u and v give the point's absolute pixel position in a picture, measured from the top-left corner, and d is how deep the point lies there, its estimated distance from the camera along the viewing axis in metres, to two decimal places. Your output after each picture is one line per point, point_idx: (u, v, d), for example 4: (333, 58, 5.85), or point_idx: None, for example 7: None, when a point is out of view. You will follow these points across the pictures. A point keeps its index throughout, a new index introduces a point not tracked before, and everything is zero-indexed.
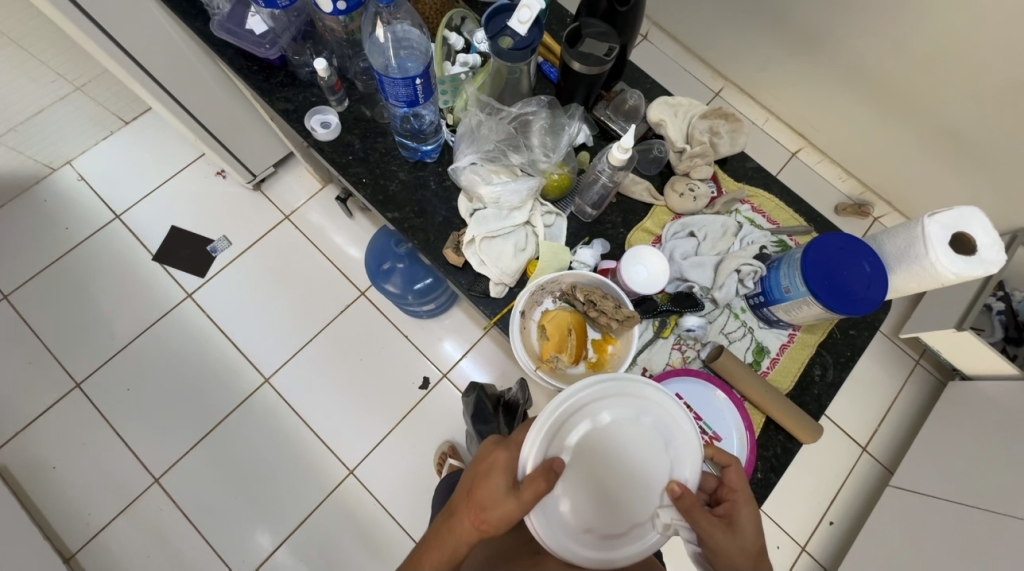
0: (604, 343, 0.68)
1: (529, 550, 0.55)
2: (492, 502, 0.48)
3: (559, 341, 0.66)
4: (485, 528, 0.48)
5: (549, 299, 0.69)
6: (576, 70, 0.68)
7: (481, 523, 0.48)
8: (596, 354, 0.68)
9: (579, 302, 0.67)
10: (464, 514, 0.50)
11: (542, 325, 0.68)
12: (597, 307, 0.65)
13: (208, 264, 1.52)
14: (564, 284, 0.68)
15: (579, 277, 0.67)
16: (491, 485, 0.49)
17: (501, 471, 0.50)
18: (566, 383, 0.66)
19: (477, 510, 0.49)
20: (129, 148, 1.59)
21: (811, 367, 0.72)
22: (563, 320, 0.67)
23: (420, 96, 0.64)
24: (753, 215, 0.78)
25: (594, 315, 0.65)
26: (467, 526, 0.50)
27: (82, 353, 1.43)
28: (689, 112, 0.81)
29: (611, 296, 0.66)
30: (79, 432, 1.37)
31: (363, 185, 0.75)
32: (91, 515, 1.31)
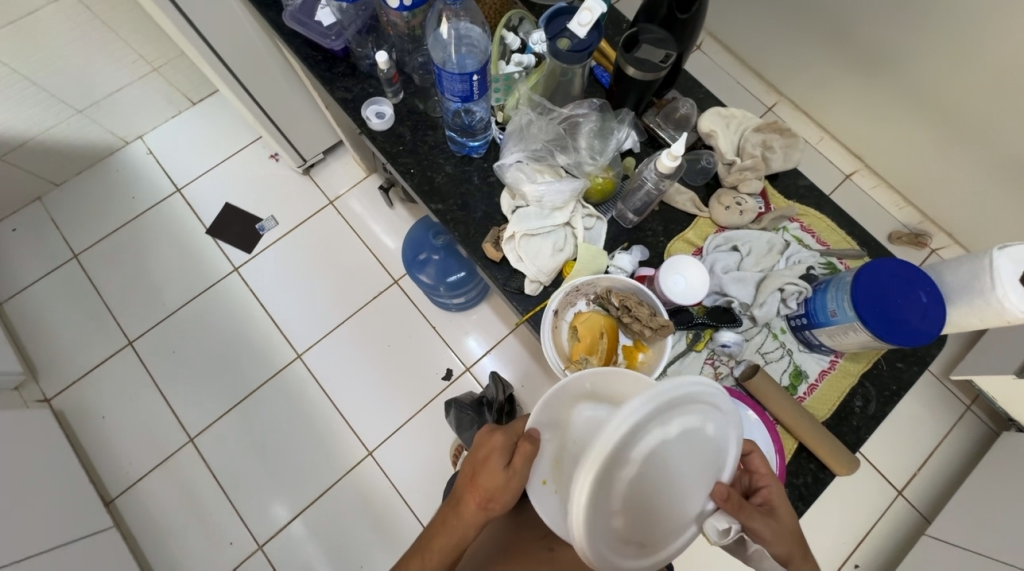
0: (635, 351, 0.68)
1: (545, 544, 0.61)
2: (496, 483, 0.54)
3: (590, 343, 0.67)
4: (488, 502, 0.54)
5: (583, 301, 0.70)
6: (630, 75, 0.68)
7: (487, 503, 0.54)
8: (626, 361, 0.68)
9: (613, 306, 0.67)
10: (469, 497, 0.55)
11: (575, 327, 0.68)
12: (631, 313, 0.65)
13: (255, 241, 1.60)
14: (600, 287, 0.68)
15: (616, 281, 0.67)
16: (495, 468, 0.54)
17: (500, 452, 0.55)
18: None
19: (482, 493, 0.54)
20: (194, 127, 1.70)
21: (851, 397, 0.69)
22: (596, 323, 0.68)
23: (475, 92, 0.65)
24: (802, 235, 0.75)
25: (627, 321, 0.65)
26: (472, 510, 0.55)
27: (137, 314, 1.53)
28: (743, 124, 0.79)
29: (646, 303, 0.65)
30: (127, 387, 1.47)
31: (411, 176, 0.78)
32: (131, 465, 1.40)
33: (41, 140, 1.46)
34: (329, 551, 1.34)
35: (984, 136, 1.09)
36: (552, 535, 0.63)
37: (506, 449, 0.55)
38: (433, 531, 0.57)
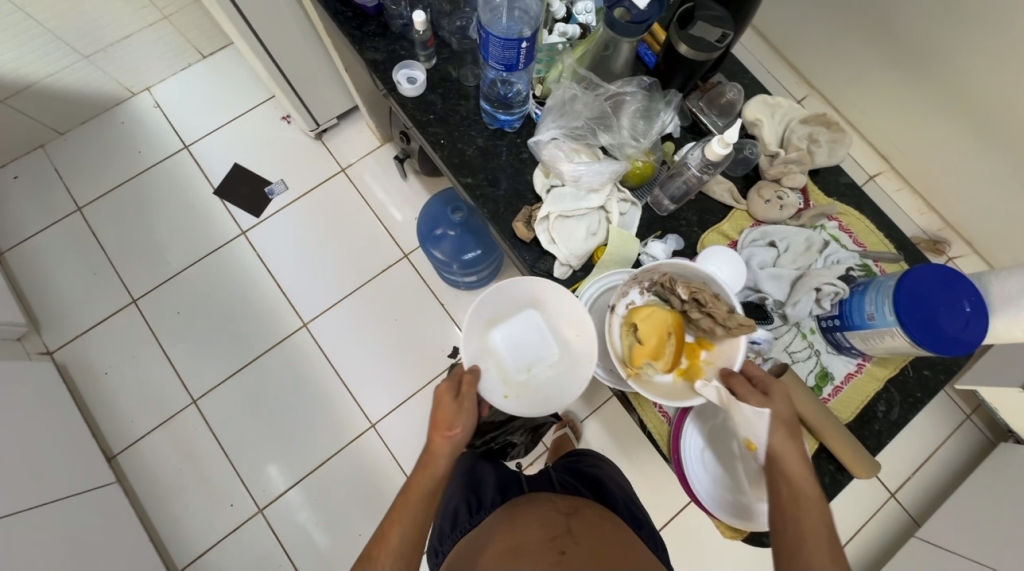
0: (697, 349, 0.63)
1: (555, 548, 0.63)
2: (451, 417, 0.61)
3: (658, 343, 0.61)
4: (448, 433, 0.60)
5: (638, 291, 0.64)
6: (681, 53, 0.65)
7: (447, 434, 0.60)
8: (689, 361, 0.63)
9: (679, 299, 0.62)
10: (434, 437, 0.61)
11: (632, 323, 0.62)
12: (703, 308, 0.60)
13: (264, 205, 1.57)
14: (660, 274, 0.63)
15: (679, 270, 0.62)
16: (447, 402, 0.61)
17: (451, 389, 0.63)
18: (656, 393, 0.60)
19: (442, 429, 0.60)
20: (204, 82, 1.64)
21: (875, 402, 0.68)
22: (662, 321, 0.61)
23: (519, 61, 0.61)
24: (839, 234, 0.73)
25: (698, 316, 0.60)
26: (437, 447, 0.61)
27: (142, 272, 1.51)
28: (788, 115, 0.76)
29: (723, 298, 0.60)
30: (131, 345, 1.46)
31: (440, 146, 0.75)
32: (133, 422, 1.40)
33: (45, 86, 1.41)
34: (327, 519, 1.36)
35: (1023, 146, 1.06)
36: (563, 539, 0.65)
37: (452, 386, 0.63)
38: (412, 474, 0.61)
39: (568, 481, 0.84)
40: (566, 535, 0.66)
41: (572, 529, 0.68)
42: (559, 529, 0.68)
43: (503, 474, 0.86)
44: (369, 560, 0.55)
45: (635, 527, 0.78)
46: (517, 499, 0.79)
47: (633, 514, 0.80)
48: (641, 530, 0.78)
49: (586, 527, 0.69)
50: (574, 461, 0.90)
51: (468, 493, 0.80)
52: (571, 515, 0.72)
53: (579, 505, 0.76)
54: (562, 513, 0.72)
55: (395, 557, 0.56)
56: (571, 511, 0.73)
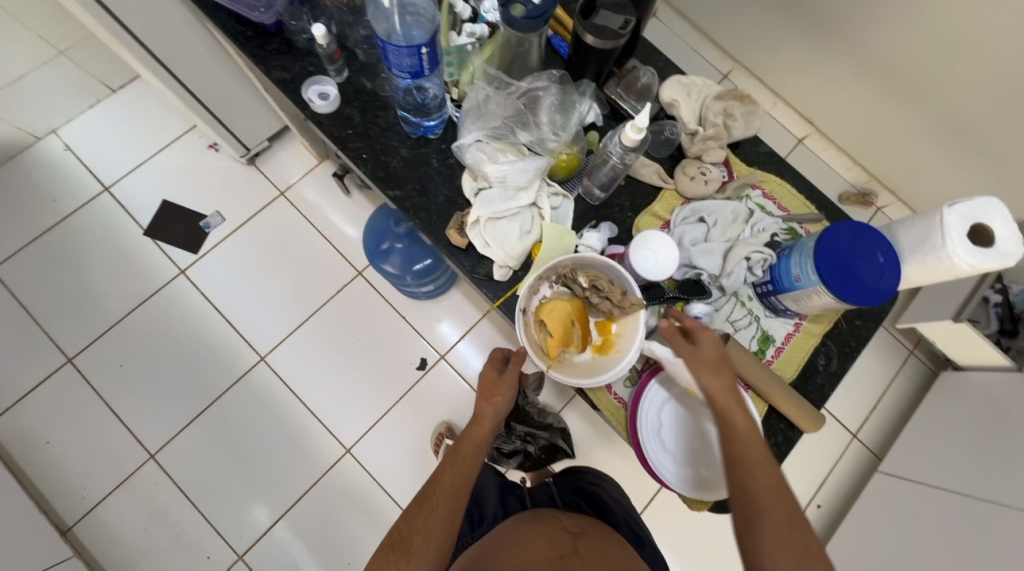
0: (607, 324, 0.67)
1: (561, 567, 0.62)
2: (495, 384, 0.73)
3: (564, 334, 0.65)
4: (495, 399, 0.71)
5: (546, 286, 0.67)
6: (589, 43, 0.65)
7: (490, 396, 0.71)
8: (601, 336, 0.67)
9: (580, 286, 0.65)
10: (482, 405, 0.71)
11: (541, 320, 0.65)
12: (602, 292, 0.64)
13: (202, 240, 1.49)
14: (563, 267, 0.66)
15: (580, 260, 0.65)
16: (496, 372, 0.73)
17: (495, 364, 0.75)
18: (576, 376, 0.65)
19: (487, 393, 0.72)
20: (117, 117, 1.53)
21: (814, 357, 0.71)
22: (563, 312, 0.65)
23: (425, 68, 0.60)
24: (764, 202, 0.76)
25: (598, 300, 0.64)
26: (483, 411, 0.71)
27: (75, 328, 1.40)
28: (703, 92, 0.78)
29: (618, 282, 0.64)
30: (73, 407, 1.35)
31: (364, 161, 0.72)
32: (87, 489, 1.31)
33: None
34: (312, 554, 1.31)
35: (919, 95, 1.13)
36: (571, 557, 0.64)
37: (498, 362, 0.75)
38: (465, 430, 0.70)
39: (570, 498, 0.83)
40: (573, 555, 0.65)
41: (580, 548, 0.67)
42: (565, 549, 0.67)
43: (503, 485, 0.85)
44: (428, 496, 0.62)
45: (637, 546, 0.77)
46: (521, 515, 0.77)
47: (636, 534, 0.78)
48: (642, 551, 0.76)
49: (592, 546, 0.68)
50: (577, 475, 0.88)
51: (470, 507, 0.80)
52: (579, 535, 0.71)
53: (586, 524, 0.74)
54: (567, 532, 0.70)
55: (447, 496, 0.63)
56: (577, 531, 0.72)
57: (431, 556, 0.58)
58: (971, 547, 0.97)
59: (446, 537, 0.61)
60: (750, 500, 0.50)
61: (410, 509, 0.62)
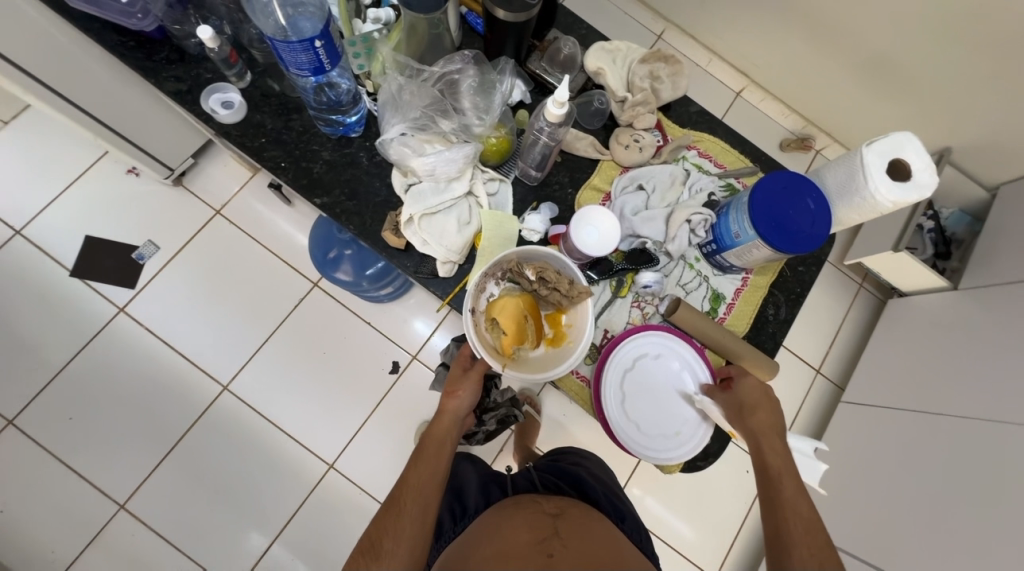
0: (558, 316, 0.66)
1: (543, 550, 0.62)
2: (457, 385, 0.75)
3: (517, 331, 0.62)
4: (459, 393, 0.74)
5: (494, 283, 0.64)
6: (500, 18, 0.62)
7: (451, 397, 0.74)
8: (553, 329, 0.66)
9: (528, 281, 0.63)
10: (445, 405, 0.74)
11: (492, 318, 0.62)
12: (549, 284, 0.62)
13: (137, 273, 1.39)
14: (509, 262, 0.63)
15: (524, 253, 0.62)
16: (457, 374, 0.77)
17: (459, 369, 0.77)
18: (535, 373, 0.62)
19: (449, 393, 0.75)
20: (15, 152, 1.39)
21: (764, 308, 0.73)
22: (514, 309, 0.62)
23: (325, 62, 0.56)
24: (700, 161, 0.76)
25: (546, 293, 0.63)
26: (446, 411, 0.73)
27: (10, 387, 1.29)
28: (628, 57, 0.77)
29: (565, 272, 0.62)
30: (24, 470, 1.26)
31: (283, 170, 0.68)
32: (55, 552, 1.23)
33: None
34: None
35: (839, 38, 1.14)
36: (552, 540, 0.64)
37: (459, 365, 0.78)
38: (428, 430, 0.71)
39: (550, 479, 0.83)
40: (554, 536, 0.65)
41: (560, 530, 0.68)
42: (546, 531, 0.67)
43: (484, 476, 0.84)
44: (396, 498, 0.63)
45: (616, 520, 0.77)
46: (502, 502, 0.77)
47: (615, 508, 0.80)
48: (623, 523, 0.77)
49: (573, 526, 0.69)
50: (558, 458, 0.90)
51: (451, 501, 0.79)
52: (558, 516, 0.71)
53: (566, 506, 0.75)
54: (547, 515, 0.71)
55: (415, 495, 0.63)
56: (557, 512, 0.72)
57: (405, 555, 0.58)
58: (929, 460, 1.04)
59: (419, 535, 0.60)
60: (774, 481, 0.55)
61: (380, 514, 0.61)
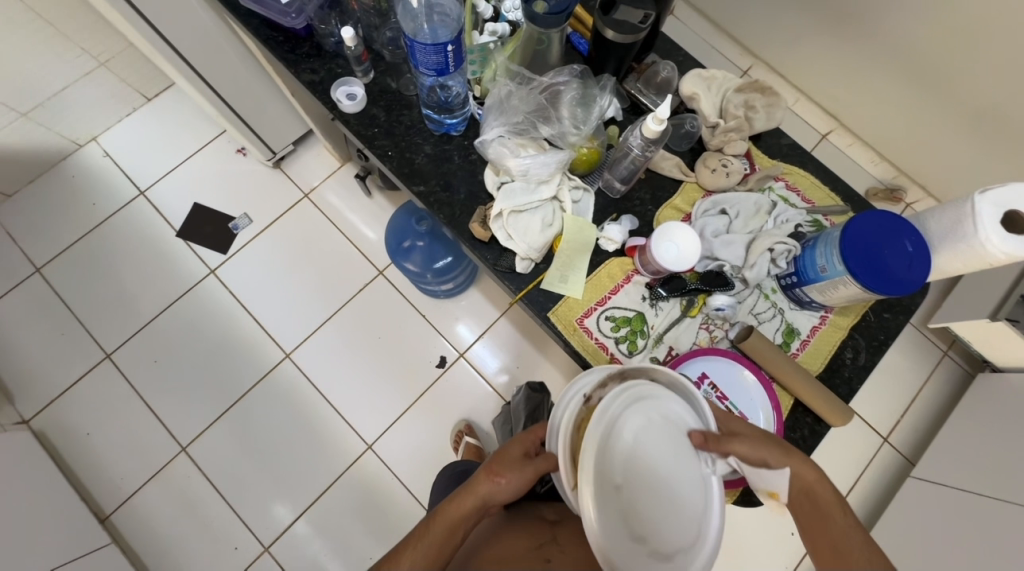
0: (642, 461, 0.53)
1: (541, 556, 0.64)
2: (506, 462, 0.62)
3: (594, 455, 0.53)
4: (500, 480, 0.61)
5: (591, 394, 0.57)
6: (609, 39, 0.67)
7: (492, 475, 0.61)
8: None
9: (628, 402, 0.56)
10: (481, 480, 0.62)
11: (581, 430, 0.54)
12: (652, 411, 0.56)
13: (230, 241, 1.54)
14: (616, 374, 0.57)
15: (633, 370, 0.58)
16: (514, 452, 0.63)
17: (524, 444, 0.64)
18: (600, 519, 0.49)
19: (493, 466, 0.62)
20: (153, 125, 1.61)
21: (842, 350, 0.70)
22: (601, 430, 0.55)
23: (450, 65, 0.62)
24: (787, 194, 0.75)
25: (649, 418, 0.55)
26: (479, 487, 0.62)
27: (113, 325, 1.47)
28: (723, 85, 0.78)
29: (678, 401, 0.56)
30: (112, 400, 1.42)
31: (389, 158, 0.75)
32: (123, 479, 1.36)
33: None
34: (334, 549, 1.33)
35: (949, 85, 1.08)
36: (549, 544, 0.65)
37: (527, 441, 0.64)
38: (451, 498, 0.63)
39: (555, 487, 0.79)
40: (552, 543, 0.66)
41: (557, 536, 0.67)
42: (544, 537, 0.67)
43: None
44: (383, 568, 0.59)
45: None
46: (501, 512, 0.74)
47: None
48: None
49: (572, 532, 0.68)
50: None
51: None
52: (558, 523, 0.69)
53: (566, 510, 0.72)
54: (546, 521, 0.70)
55: None
56: (557, 518, 0.70)
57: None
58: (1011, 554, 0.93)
59: None
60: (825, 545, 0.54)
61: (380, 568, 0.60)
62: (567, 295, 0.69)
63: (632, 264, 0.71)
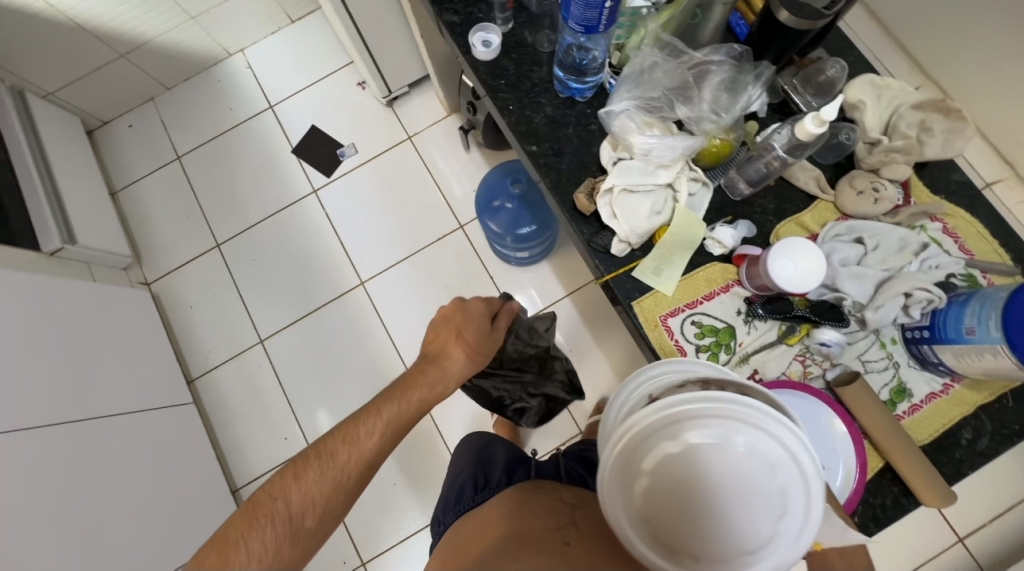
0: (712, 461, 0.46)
1: (560, 537, 0.62)
2: (480, 332, 0.77)
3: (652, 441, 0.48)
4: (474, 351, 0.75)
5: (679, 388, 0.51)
6: (781, 21, 0.60)
7: (471, 346, 0.74)
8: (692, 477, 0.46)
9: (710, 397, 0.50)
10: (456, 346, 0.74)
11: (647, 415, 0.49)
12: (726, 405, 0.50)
13: (335, 166, 1.65)
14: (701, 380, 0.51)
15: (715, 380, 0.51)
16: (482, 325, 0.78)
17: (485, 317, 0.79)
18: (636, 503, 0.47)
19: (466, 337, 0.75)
20: (292, 45, 1.73)
21: (959, 428, 0.61)
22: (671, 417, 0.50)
23: (601, 24, 0.59)
24: (941, 237, 0.65)
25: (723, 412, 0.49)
26: (456, 351, 0.74)
27: (227, 218, 1.65)
28: (898, 98, 0.68)
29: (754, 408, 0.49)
30: (214, 284, 1.61)
31: (508, 113, 0.74)
32: (210, 353, 1.56)
33: (156, 44, 1.56)
34: None
35: None
36: (568, 529, 0.64)
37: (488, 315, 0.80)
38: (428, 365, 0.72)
39: (574, 471, 0.84)
40: (570, 526, 0.65)
41: (576, 520, 0.67)
42: (564, 519, 0.67)
43: (511, 458, 0.86)
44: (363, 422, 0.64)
45: None
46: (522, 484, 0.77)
47: None
48: None
49: (593, 520, 0.66)
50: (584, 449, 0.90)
51: (476, 473, 0.86)
52: (576, 507, 0.70)
53: (584, 498, 0.74)
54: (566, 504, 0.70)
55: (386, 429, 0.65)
56: (576, 503, 0.71)
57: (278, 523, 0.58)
58: None
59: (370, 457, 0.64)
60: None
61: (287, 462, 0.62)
62: (656, 289, 0.66)
63: (736, 273, 0.66)
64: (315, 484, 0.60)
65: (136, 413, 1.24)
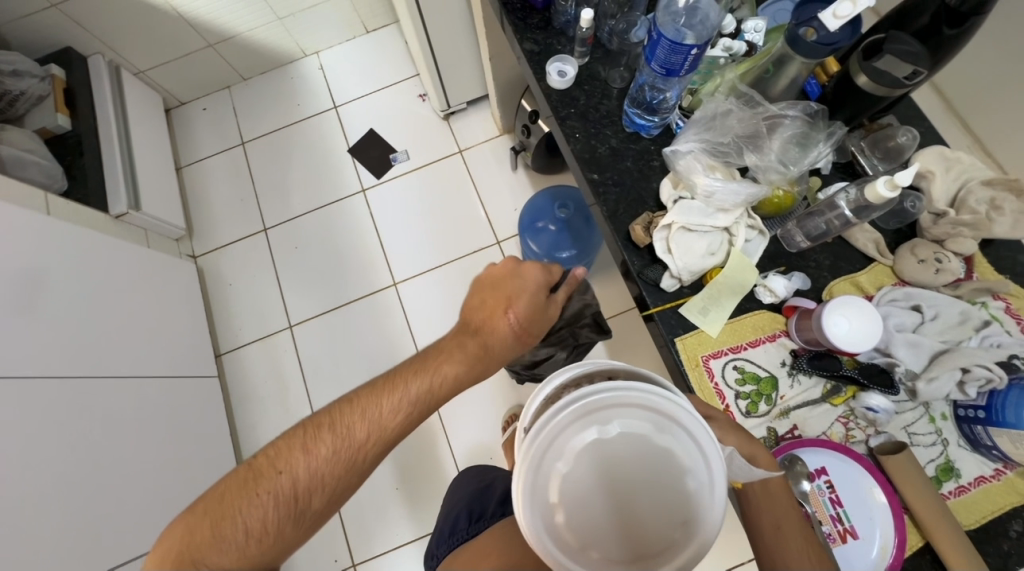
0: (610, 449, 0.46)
1: None
2: (534, 301, 0.66)
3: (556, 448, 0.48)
4: (522, 322, 0.64)
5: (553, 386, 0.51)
6: (858, 85, 0.62)
7: (522, 324, 0.64)
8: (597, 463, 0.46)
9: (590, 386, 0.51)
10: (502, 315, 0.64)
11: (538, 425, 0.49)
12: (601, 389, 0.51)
13: (387, 169, 1.72)
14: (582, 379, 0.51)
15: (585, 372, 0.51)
16: (537, 290, 0.66)
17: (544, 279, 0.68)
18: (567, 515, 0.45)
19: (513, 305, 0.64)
20: (364, 53, 1.84)
21: (1009, 519, 0.58)
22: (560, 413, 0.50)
23: (684, 68, 0.62)
24: (1003, 317, 0.63)
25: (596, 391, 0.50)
26: (501, 321, 0.63)
27: (277, 205, 1.73)
28: (968, 173, 0.67)
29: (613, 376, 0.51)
30: (255, 265, 1.68)
31: (574, 140, 0.76)
32: (240, 331, 1.62)
33: (242, 38, 1.68)
34: None
35: None
36: None
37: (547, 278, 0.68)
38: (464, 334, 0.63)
39: None
40: None
41: None
42: None
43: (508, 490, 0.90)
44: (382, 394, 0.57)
45: None
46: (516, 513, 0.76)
47: None
48: None
49: None
50: None
51: (471, 504, 0.90)
52: None
53: None
54: None
55: (405, 402, 0.58)
56: None
57: (277, 501, 0.53)
58: None
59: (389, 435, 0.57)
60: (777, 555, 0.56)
61: (292, 428, 0.57)
62: (701, 328, 0.66)
63: (784, 324, 0.66)
64: (318, 462, 0.55)
65: (165, 378, 1.29)
